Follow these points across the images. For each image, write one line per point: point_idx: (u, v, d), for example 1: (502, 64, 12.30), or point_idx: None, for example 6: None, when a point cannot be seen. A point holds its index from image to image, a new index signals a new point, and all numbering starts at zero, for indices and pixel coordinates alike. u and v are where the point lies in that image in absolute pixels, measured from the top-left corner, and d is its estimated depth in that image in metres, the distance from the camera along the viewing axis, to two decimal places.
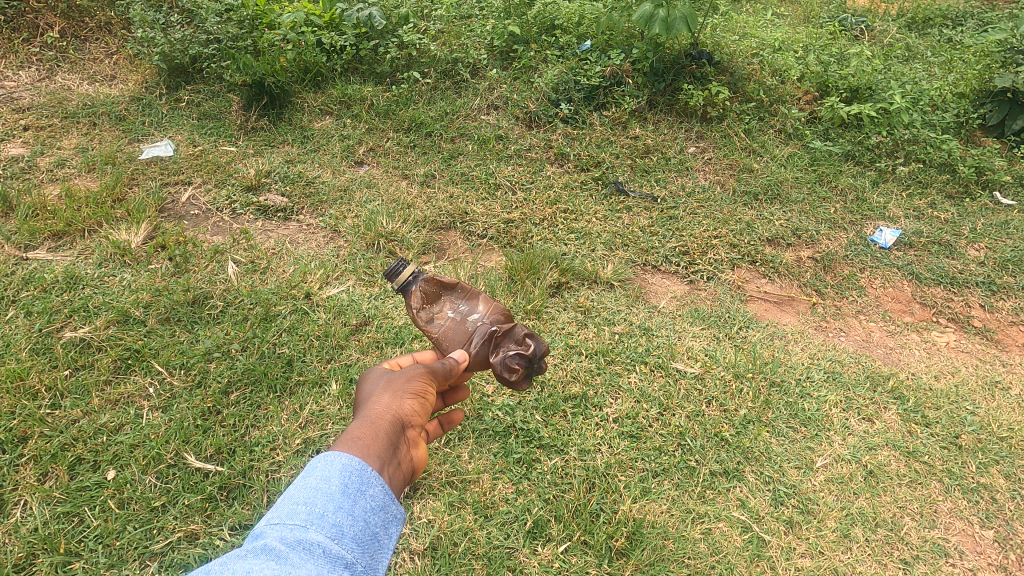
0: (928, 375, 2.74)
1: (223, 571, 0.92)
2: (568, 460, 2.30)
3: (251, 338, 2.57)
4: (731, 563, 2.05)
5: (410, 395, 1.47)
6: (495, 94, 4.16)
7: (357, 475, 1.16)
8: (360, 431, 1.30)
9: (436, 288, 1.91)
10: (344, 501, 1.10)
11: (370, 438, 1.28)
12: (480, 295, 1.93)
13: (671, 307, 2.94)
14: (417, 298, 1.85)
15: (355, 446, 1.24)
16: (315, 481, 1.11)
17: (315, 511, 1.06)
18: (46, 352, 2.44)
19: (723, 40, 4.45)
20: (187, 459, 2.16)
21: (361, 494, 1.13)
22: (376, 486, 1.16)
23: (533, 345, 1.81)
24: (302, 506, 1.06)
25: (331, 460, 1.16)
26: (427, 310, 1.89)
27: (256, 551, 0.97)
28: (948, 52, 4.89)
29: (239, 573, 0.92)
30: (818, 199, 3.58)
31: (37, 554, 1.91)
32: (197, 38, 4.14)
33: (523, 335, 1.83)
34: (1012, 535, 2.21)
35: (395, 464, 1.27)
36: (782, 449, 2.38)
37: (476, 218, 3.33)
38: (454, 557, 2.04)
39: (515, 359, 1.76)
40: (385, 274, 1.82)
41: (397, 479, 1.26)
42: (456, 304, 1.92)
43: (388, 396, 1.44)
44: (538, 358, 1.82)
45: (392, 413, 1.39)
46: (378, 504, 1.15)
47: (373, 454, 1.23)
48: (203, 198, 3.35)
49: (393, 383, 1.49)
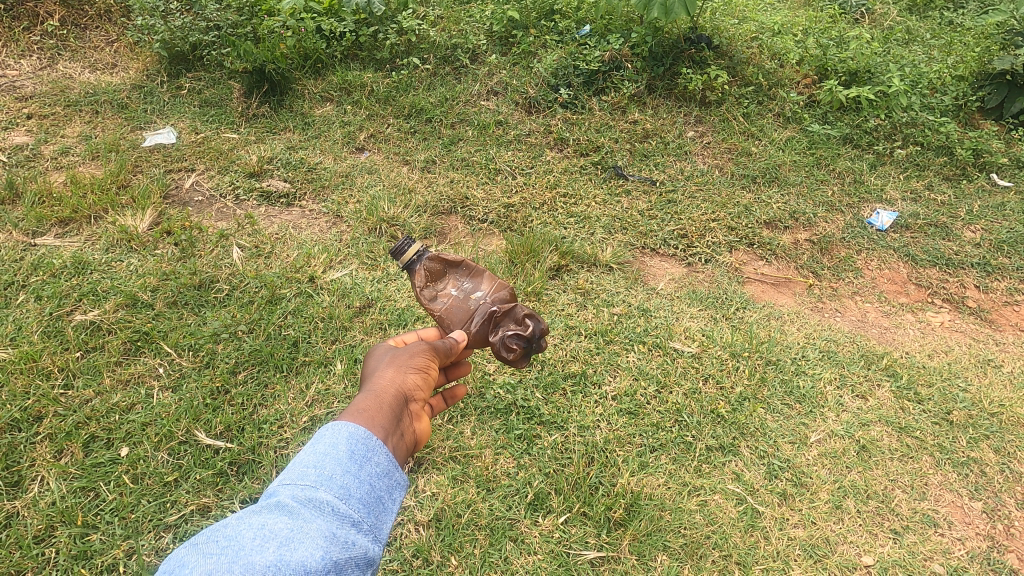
0: (921, 354, 2.79)
1: (240, 524, 1.00)
2: (568, 436, 2.36)
3: (257, 320, 2.63)
4: (726, 533, 2.11)
5: (413, 369, 1.52)
6: (495, 79, 4.18)
7: (363, 443, 1.21)
8: (365, 403, 1.35)
9: (441, 266, 1.93)
10: (351, 466, 1.16)
11: (375, 410, 1.34)
12: (485, 274, 1.96)
13: (669, 289, 2.99)
14: (421, 277, 1.89)
15: (361, 417, 1.29)
16: (324, 447, 1.17)
17: (324, 474, 1.12)
18: (58, 335, 2.49)
19: (722, 24, 4.45)
20: (198, 436, 2.23)
21: (366, 461, 1.18)
22: (380, 454, 1.22)
23: (532, 325, 1.88)
24: (312, 469, 1.12)
25: (338, 430, 1.22)
26: (432, 288, 1.92)
27: (270, 507, 1.05)
28: (948, 34, 4.90)
29: (254, 526, 1.00)
30: (815, 182, 3.62)
31: (55, 526, 1.98)
32: (196, 26, 4.20)
33: (523, 315, 1.90)
34: (1000, 506, 2.27)
35: (399, 435, 1.34)
36: (777, 425, 2.44)
37: (476, 203, 3.38)
38: (457, 528, 2.11)
39: (513, 339, 1.84)
40: (391, 252, 1.86)
41: (400, 449, 1.32)
42: (459, 282, 1.95)
43: (392, 370, 1.50)
44: (537, 338, 1.90)
45: (395, 387, 1.44)
46: (383, 471, 1.20)
47: (378, 425, 1.29)
48: (207, 184, 3.40)
49: (397, 358, 1.54)
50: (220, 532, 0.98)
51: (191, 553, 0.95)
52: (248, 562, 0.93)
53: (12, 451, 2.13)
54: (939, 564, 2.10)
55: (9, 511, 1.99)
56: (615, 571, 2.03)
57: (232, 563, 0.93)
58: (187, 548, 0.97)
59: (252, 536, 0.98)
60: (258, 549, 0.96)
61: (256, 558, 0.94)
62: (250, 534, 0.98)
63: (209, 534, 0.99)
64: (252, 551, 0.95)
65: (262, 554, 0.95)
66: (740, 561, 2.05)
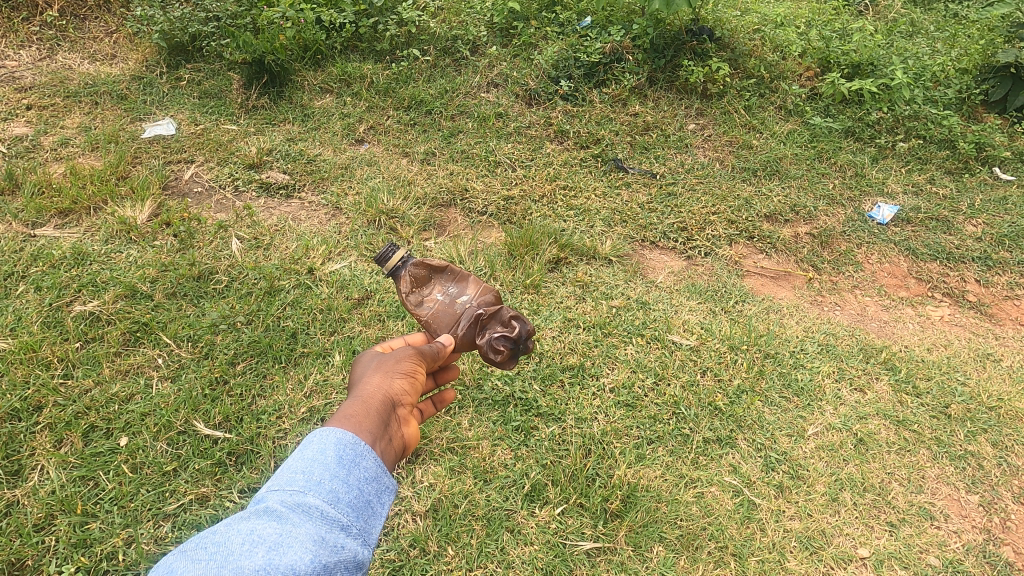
0: (921, 348, 2.78)
1: (228, 530, 1.01)
2: (565, 428, 2.37)
3: (256, 311, 2.63)
4: (722, 524, 2.12)
5: (401, 374, 1.53)
6: (495, 71, 4.17)
7: (351, 448, 1.21)
8: (352, 408, 1.35)
9: (426, 272, 1.94)
10: (339, 470, 1.16)
11: (362, 415, 1.34)
12: (469, 278, 1.97)
13: (668, 282, 2.99)
14: (406, 283, 1.89)
15: (348, 422, 1.30)
16: (312, 452, 1.17)
17: (312, 479, 1.12)
18: (57, 325, 2.50)
19: (724, 16, 4.43)
20: (197, 426, 2.24)
21: (355, 465, 1.19)
22: (369, 458, 1.22)
23: (519, 326, 1.87)
24: (300, 474, 1.13)
25: (327, 434, 1.22)
26: (417, 294, 1.92)
27: (258, 513, 1.06)
28: (952, 27, 4.87)
29: (243, 532, 1.00)
30: (816, 175, 3.61)
31: (55, 515, 1.99)
32: (196, 17, 4.21)
33: (510, 317, 1.89)
34: (997, 499, 2.27)
35: (386, 439, 1.34)
36: (774, 418, 2.44)
37: (475, 195, 3.37)
38: (455, 518, 2.12)
39: (500, 341, 1.84)
40: (375, 259, 1.88)
41: (388, 454, 1.32)
42: (445, 287, 1.96)
43: (379, 376, 1.50)
44: (524, 340, 1.89)
45: (382, 393, 1.45)
46: (372, 475, 1.20)
47: (365, 430, 1.30)
48: (206, 175, 3.39)
49: (384, 364, 1.54)
50: (209, 539, 1.00)
51: (180, 559, 0.96)
52: (236, 566, 0.95)
53: (12, 440, 2.15)
54: (935, 557, 2.10)
55: (10, 500, 2.01)
56: (611, 561, 2.04)
57: (221, 567, 0.94)
58: (176, 554, 0.98)
59: (241, 542, 0.98)
60: (247, 554, 0.97)
61: (244, 562, 0.95)
62: (239, 539, 0.99)
63: (198, 541, 1.00)
64: (241, 556, 0.96)
65: (250, 558, 0.96)
66: (736, 552, 2.06)
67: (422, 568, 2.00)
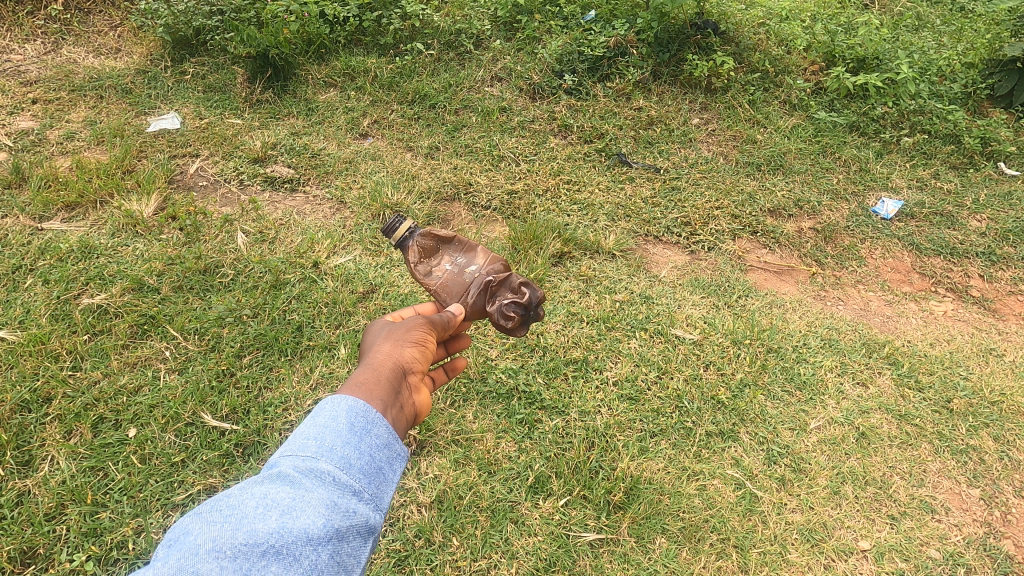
0: (924, 342, 2.79)
1: (242, 495, 1.03)
2: (568, 421, 2.39)
3: (262, 304, 2.65)
4: (724, 516, 2.14)
5: (410, 343, 1.54)
6: (499, 65, 4.15)
7: (363, 416, 1.22)
8: (363, 377, 1.37)
9: (434, 243, 1.97)
10: (351, 437, 1.17)
11: (373, 382, 1.36)
12: (478, 248, 1.99)
13: (671, 277, 3.00)
14: (415, 253, 1.93)
15: (359, 390, 1.31)
16: (324, 419, 1.18)
17: (324, 445, 1.13)
18: (66, 318, 2.53)
19: (729, 9, 4.41)
20: (204, 418, 2.26)
21: (367, 433, 1.20)
22: (380, 426, 1.23)
23: (529, 293, 1.90)
24: (312, 440, 1.14)
25: (338, 402, 1.23)
26: (426, 264, 1.95)
27: (271, 477, 1.07)
28: (959, 20, 4.85)
29: (257, 496, 1.02)
30: (820, 169, 3.60)
31: (65, 504, 2.02)
32: (200, 11, 4.22)
33: (519, 285, 1.92)
34: (997, 493, 2.29)
35: (398, 407, 1.35)
36: (777, 411, 2.45)
37: (479, 189, 3.38)
38: (460, 509, 2.14)
39: (511, 307, 1.87)
40: (384, 230, 1.95)
41: (400, 421, 1.34)
42: (453, 257, 1.98)
43: (389, 344, 1.51)
44: (534, 306, 1.92)
45: (393, 360, 1.46)
46: (384, 442, 1.21)
47: (377, 398, 1.31)
48: (212, 169, 3.40)
49: (394, 333, 1.56)
50: (224, 501, 1.02)
51: (196, 521, 0.99)
52: (251, 530, 0.98)
53: (22, 431, 2.17)
54: (936, 550, 2.12)
55: (21, 490, 2.03)
56: (614, 552, 2.06)
57: (235, 531, 0.97)
58: (192, 516, 1.01)
59: (255, 505, 1.01)
60: (261, 517, 0.99)
61: (258, 525, 0.98)
62: (253, 503, 1.01)
63: (213, 503, 1.02)
64: (254, 519, 0.99)
65: (264, 521, 0.99)
66: (737, 544, 2.08)
67: (428, 558, 2.02)
